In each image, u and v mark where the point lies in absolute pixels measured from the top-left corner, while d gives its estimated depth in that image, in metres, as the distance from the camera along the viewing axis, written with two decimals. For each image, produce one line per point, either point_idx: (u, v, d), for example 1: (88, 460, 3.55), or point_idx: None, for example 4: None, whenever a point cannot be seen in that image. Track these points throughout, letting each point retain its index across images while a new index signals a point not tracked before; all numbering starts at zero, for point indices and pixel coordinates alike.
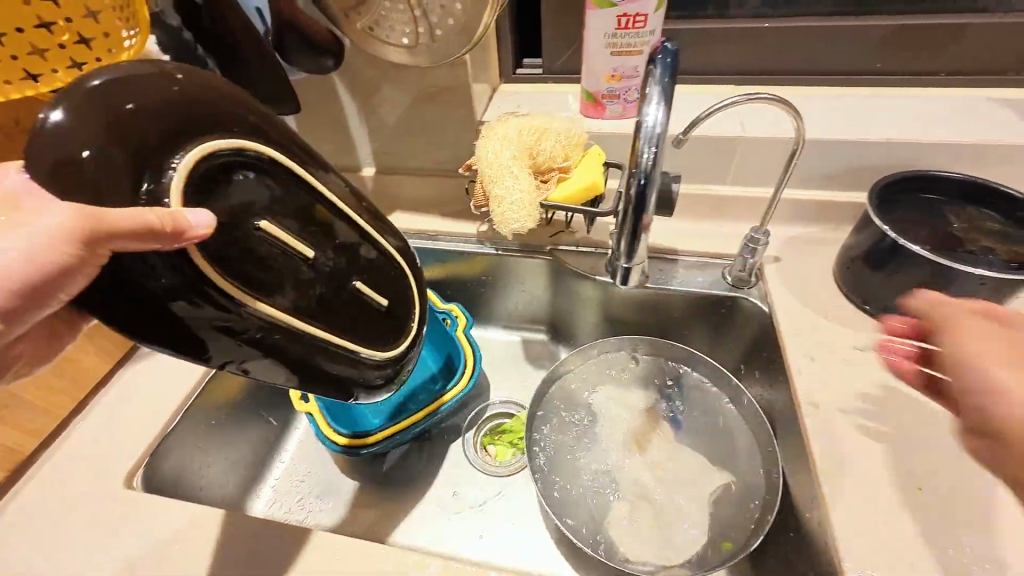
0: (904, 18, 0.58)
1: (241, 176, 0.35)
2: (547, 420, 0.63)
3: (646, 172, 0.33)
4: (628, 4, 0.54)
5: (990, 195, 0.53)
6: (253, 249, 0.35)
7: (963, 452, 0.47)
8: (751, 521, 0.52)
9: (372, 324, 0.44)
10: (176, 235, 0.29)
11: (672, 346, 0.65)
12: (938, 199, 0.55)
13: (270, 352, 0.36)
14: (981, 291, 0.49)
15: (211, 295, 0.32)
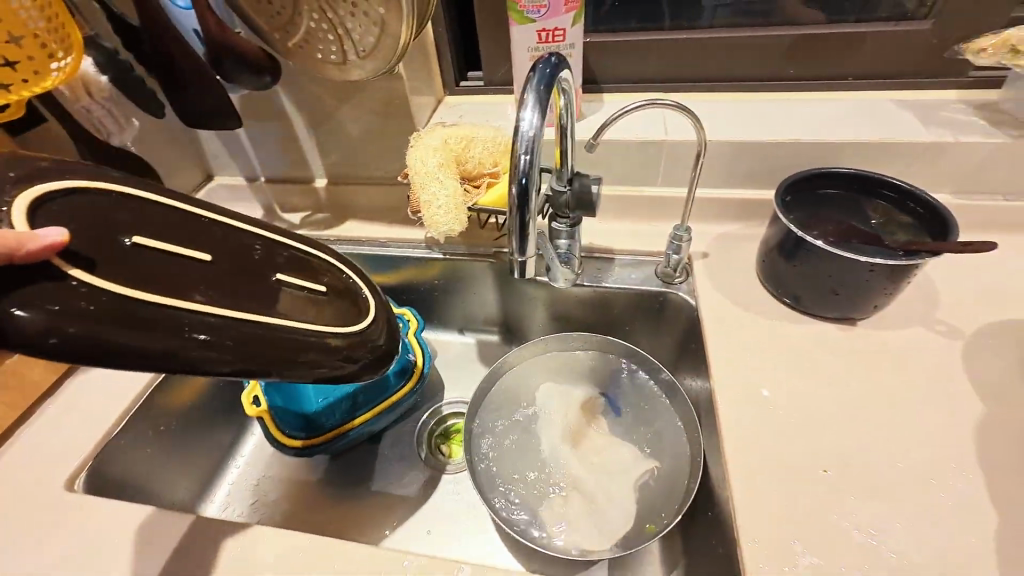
0: (805, 29, 0.64)
1: (108, 211, 0.35)
2: (489, 417, 0.66)
3: (525, 173, 0.36)
4: (546, 20, 0.57)
5: (881, 186, 0.57)
6: (148, 261, 0.35)
7: (861, 430, 0.50)
8: (673, 504, 0.54)
9: (316, 306, 0.42)
10: (25, 245, 0.28)
11: (609, 341, 0.68)
12: (838, 192, 0.59)
13: (204, 342, 0.33)
14: (875, 277, 0.52)
15: (113, 301, 0.31)
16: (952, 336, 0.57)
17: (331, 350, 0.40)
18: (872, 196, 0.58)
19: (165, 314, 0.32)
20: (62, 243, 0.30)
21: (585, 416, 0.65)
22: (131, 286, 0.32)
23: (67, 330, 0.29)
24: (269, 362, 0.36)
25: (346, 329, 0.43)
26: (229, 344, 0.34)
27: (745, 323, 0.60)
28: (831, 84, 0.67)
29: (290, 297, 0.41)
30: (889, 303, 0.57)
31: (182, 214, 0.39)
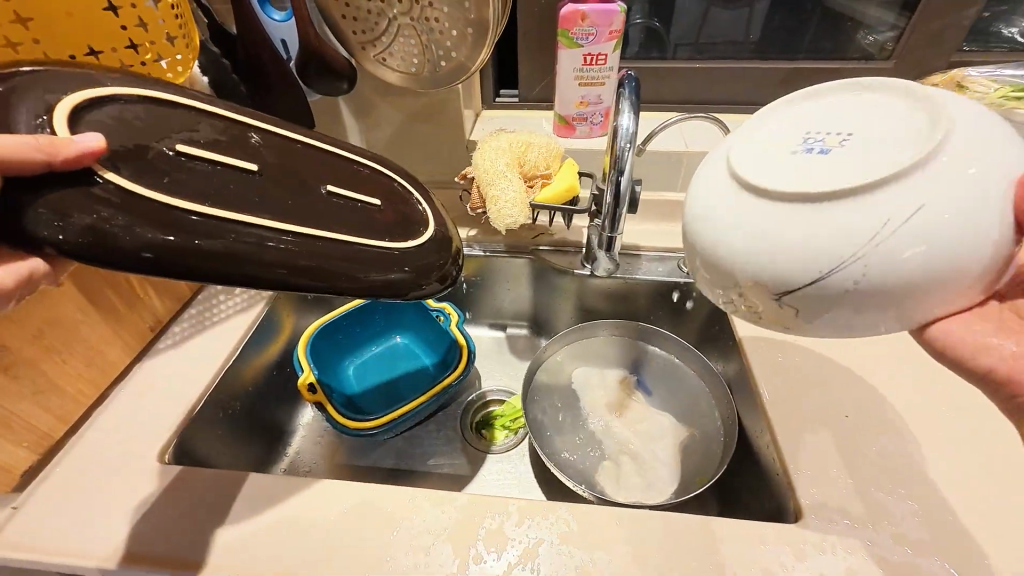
0: (796, 64, 0.77)
1: (165, 121, 0.35)
2: (537, 399, 0.72)
3: (624, 164, 0.47)
4: (591, 46, 0.67)
5: None
6: (207, 174, 0.34)
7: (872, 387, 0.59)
8: (714, 460, 0.62)
9: (373, 217, 0.41)
10: (62, 152, 0.27)
11: (639, 326, 0.75)
12: None
13: (282, 258, 0.34)
14: None
15: (189, 219, 0.31)
16: None
17: (393, 262, 0.40)
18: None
19: (222, 225, 0.32)
20: (99, 148, 0.29)
21: (623, 394, 0.72)
22: (183, 198, 0.32)
23: (150, 241, 0.29)
24: (344, 274, 0.37)
25: (413, 240, 0.42)
26: (292, 257, 0.35)
27: None
28: None
29: (352, 210, 0.41)
30: None
31: (234, 126, 0.39)
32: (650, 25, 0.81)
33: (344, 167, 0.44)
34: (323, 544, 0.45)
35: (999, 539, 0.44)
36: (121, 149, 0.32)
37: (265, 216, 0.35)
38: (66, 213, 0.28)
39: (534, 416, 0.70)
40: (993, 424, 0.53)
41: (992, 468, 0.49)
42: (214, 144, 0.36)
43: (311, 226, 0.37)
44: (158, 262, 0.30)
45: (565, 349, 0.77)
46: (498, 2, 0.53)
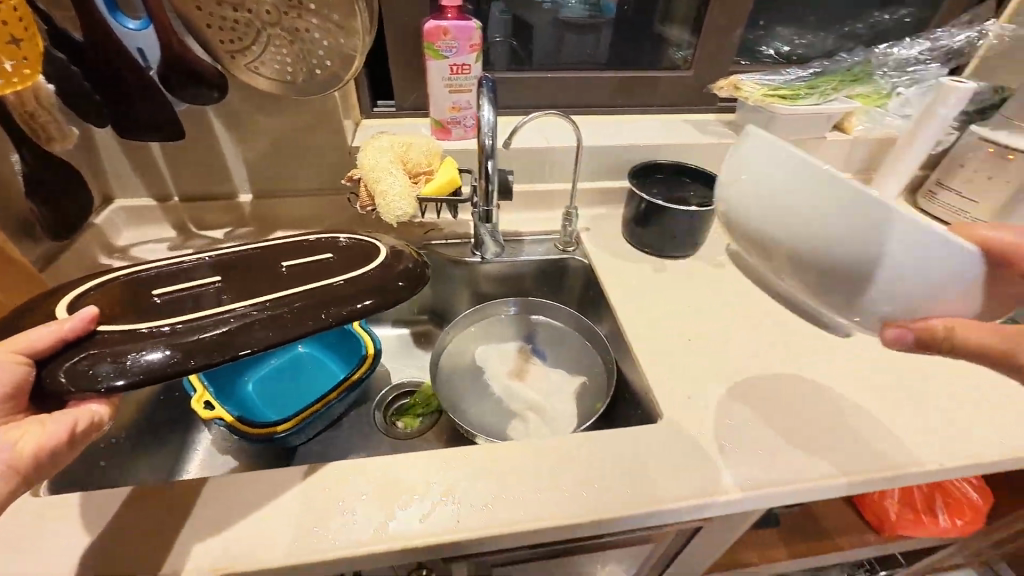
0: (625, 73, 0.94)
1: (145, 283, 0.48)
2: (444, 378, 0.77)
3: (491, 151, 0.55)
4: (456, 58, 0.76)
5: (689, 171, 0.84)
6: (191, 298, 0.47)
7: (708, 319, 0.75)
8: (601, 397, 0.73)
9: (325, 267, 0.52)
10: (72, 324, 0.40)
11: (529, 301, 0.85)
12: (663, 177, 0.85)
13: (275, 318, 0.45)
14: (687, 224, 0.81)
15: (202, 329, 0.43)
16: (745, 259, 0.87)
17: (357, 288, 0.50)
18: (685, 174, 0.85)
19: (216, 319, 0.44)
20: (93, 316, 0.41)
21: (523, 359, 0.80)
22: (189, 318, 0.44)
23: (184, 353, 0.41)
24: (326, 304, 0.48)
25: (369, 264, 0.53)
26: (276, 316, 0.46)
27: (625, 268, 0.83)
28: (645, 109, 0.98)
29: (307, 266, 0.52)
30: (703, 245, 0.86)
31: (188, 263, 0.51)
32: (505, 40, 0.92)
33: (288, 245, 0.55)
34: (244, 532, 0.45)
35: (791, 406, 0.61)
36: (122, 311, 0.44)
37: (250, 301, 0.47)
38: (113, 360, 0.40)
39: (442, 393, 0.75)
40: (785, 330, 0.71)
41: (784, 360, 0.67)
42: (184, 279, 0.49)
43: (282, 291, 0.48)
44: (199, 365, 0.42)
45: (468, 325, 0.84)
46: (367, 15, 0.59)
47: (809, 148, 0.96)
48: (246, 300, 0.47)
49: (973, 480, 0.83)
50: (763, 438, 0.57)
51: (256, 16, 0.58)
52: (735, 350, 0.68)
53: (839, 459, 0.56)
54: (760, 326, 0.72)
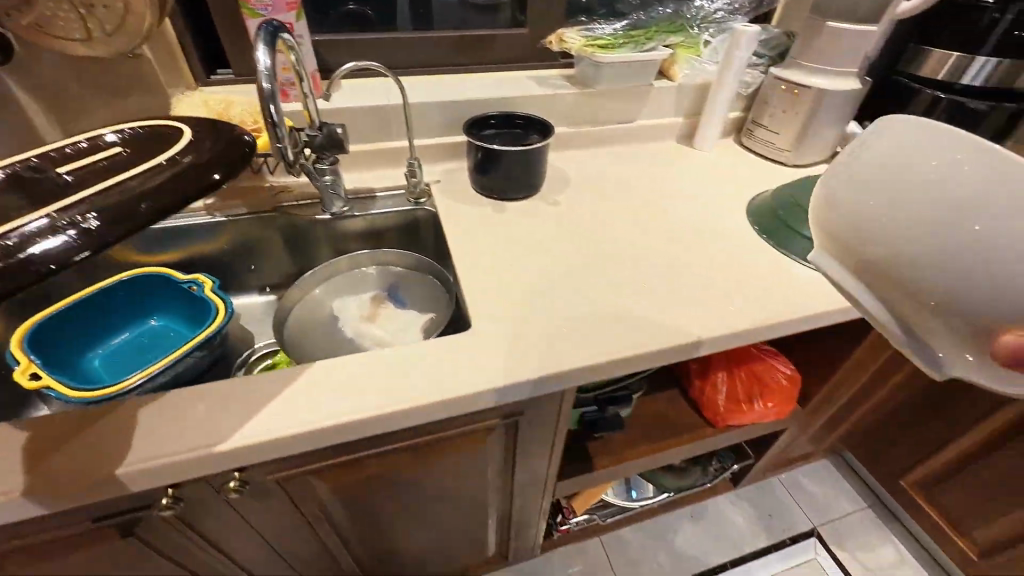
0: (460, 34, 1.01)
1: None
2: (295, 326, 0.79)
3: (268, 90, 0.57)
4: (275, 15, 0.78)
5: (517, 119, 0.91)
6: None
7: (538, 248, 0.83)
8: (439, 325, 0.78)
9: (132, 161, 0.50)
10: None
11: (385, 252, 0.87)
12: (493, 126, 0.91)
13: (111, 203, 0.43)
14: (513, 165, 0.88)
15: (30, 233, 0.39)
16: (579, 196, 0.96)
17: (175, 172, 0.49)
18: (515, 121, 0.91)
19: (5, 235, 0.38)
20: None
21: (376, 301, 0.85)
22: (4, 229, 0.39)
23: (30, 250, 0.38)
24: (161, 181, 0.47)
25: (182, 144, 0.53)
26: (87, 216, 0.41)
27: (469, 212, 0.89)
28: (487, 67, 1.06)
29: (116, 165, 0.49)
30: (539, 185, 0.94)
31: None
32: None
33: (81, 157, 0.50)
34: (52, 468, 0.48)
35: (590, 311, 0.70)
36: None
37: (67, 201, 0.43)
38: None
39: (290, 339, 0.77)
40: (597, 252, 0.81)
41: (592, 276, 0.76)
42: None
43: (98, 186, 0.45)
44: (62, 258, 0.39)
45: (317, 289, 0.85)
46: None
47: (639, 95, 1.06)
48: (60, 202, 0.43)
49: (785, 369, 0.97)
50: (562, 335, 0.66)
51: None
52: (549, 270, 0.77)
53: (623, 343, 0.66)
54: (581, 249, 0.82)
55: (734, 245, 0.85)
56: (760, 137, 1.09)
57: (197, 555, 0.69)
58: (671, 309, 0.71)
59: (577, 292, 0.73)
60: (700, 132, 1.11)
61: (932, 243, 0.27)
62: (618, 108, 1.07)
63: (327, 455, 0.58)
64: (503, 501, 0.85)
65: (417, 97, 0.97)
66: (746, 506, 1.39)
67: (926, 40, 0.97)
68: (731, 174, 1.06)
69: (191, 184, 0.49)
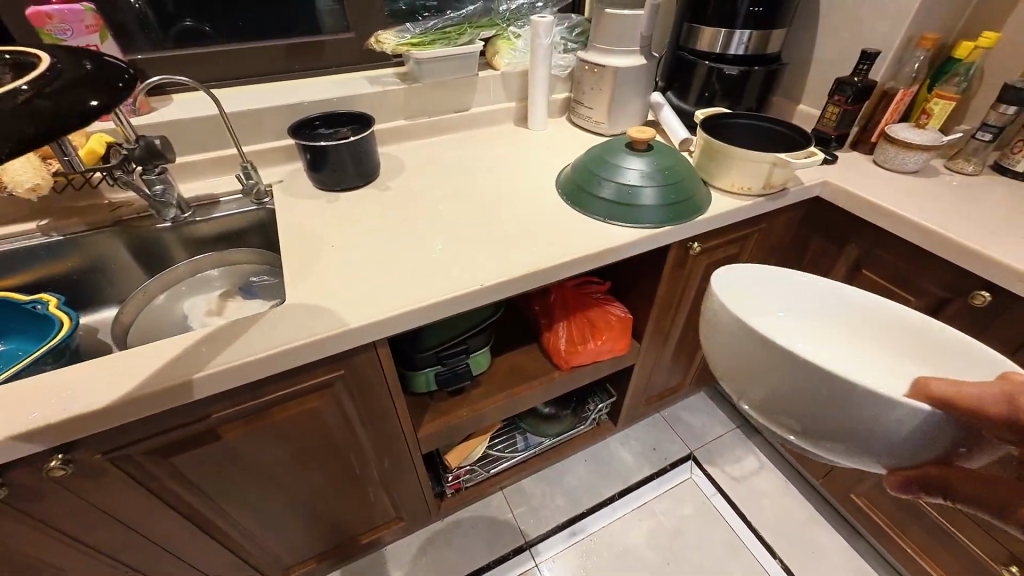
0: (289, 42, 1.09)
1: None
2: (138, 330, 0.84)
3: None
4: (76, 40, 0.83)
5: (340, 116, 1.01)
6: None
7: (368, 229, 0.92)
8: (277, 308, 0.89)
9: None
10: None
11: (230, 252, 0.96)
12: (318, 125, 1.00)
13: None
14: (338, 160, 0.96)
15: None
16: (414, 180, 1.07)
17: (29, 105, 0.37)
18: (340, 120, 1.02)
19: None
20: None
21: (223, 297, 0.93)
22: None
23: None
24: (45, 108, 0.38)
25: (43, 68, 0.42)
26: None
27: (307, 205, 0.98)
28: (323, 71, 1.15)
29: None
30: (372, 175, 1.03)
31: None
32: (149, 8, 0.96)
33: None
34: None
35: (404, 278, 0.80)
36: None
37: None
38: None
39: (133, 341, 0.82)
40: (420, 226, 0.93)
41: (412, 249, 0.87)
42: None
43: None
44: None
45: (159, 295, 0.90)
46: None
47: (468, 86, 1.18)
48: None
49: (619, 311, 1.11)
50: (371, 297, 0.75)
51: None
52: (372, 246, 0.87)
53: (426, 297, 0.76)
54: (407, 226, 0.92)
55: (543, 209, 0.99)
56: (581, 113, 1.24)
57: (57, 550, 0.73)
58: (475, 266, 0.84)
59: (395, 262, 0.84)
60: (530, 114, 1.24)
61: (781, 380, 0.55)
62: (451, 98, 1.18)
63: (155, 428, 0.65)
64: (371, 460, 0.94)
65: (251, 103, 1.04)
66: (633, 443, 1.56)
67: (694, 19, 1.15)
68: (557, 148, 1.20)
69: (75, 119, 0.39)
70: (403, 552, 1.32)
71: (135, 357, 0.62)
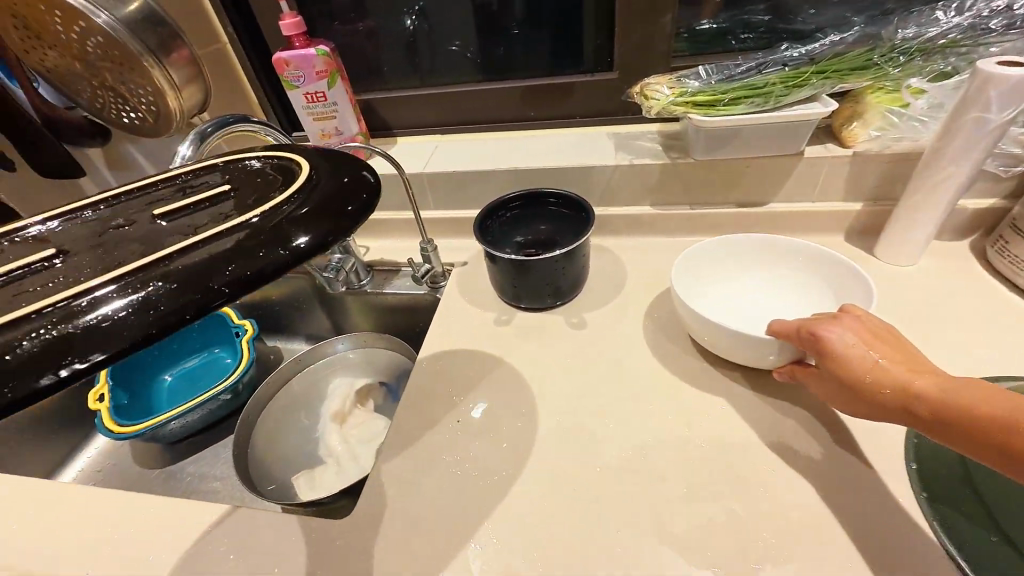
0: (531, 82, 0.83)
1: (111, 276, 0.33)
2: (268, 422, 0.74)
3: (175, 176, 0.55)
4: (307, 86, 0.76)
5: (545, 199, 0.71)
6: (185, 261, 0.34)
7: (523, 393, 0.61)
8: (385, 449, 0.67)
9: (226, 212, 0.40)
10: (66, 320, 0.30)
11: (371, 335, 0.80)
12: (516, 213, 0.72)
13: (279, 231, 0.37)
14: (522, 271, 0.67)
15: (231, 265, 0.35)
16: (628, 312, 0.69)
17: (266, 226, 0.37)
18: (545, 206, 0.72)
19: (61, 312, 0.31)
20: (80, 316, 0.31)
21: (354, 396, 0.78)
22: (194, 257, 0.35)
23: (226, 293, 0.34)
24: (330, 198, 0.40)
25: (312, 152, 0.47)
26: (162, 279, 0.33)
27: (472, 313, 0.73)
28: (564, 120, 0.86)
29: (274, 174, 0.45)
30: (570, 292, 0.71)
31: (146, 233, 0.39)
32: (394, 39, 0.85)
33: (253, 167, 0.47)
34: None
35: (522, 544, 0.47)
36: (127, 285, 0.33)
37: (241, 231, 0.37)
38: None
39: (256, 439, 0.71)
40: (598, 420, 0.57)
41: (563, 474, 0.52)
42: (154, 245, 0.37)
43: (260, 216, 0.38)
44: (223, 284, 0.34)
45: (291, 383, 0.79)
46: (168, 74, 0.66)
47: (775, 170, 0.70)
48: (237, 231, 0.37)
49: None
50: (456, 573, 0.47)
51: (87, 52, 0.64)
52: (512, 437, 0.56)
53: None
54: (576, 415, 0.57)
55: (846, 489, 0.48)
56: (1023, 256, 0.60)
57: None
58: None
59: (521, 499, 0.50)
60: (888, 233, 0.67)
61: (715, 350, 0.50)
62: (735, 182, 0.72)
63: None
64: None
65: (464, 159, 0.83)
66: None
67: None
68: (923, 318, 0.60)
69: (346, 194, 0.41)
70: None
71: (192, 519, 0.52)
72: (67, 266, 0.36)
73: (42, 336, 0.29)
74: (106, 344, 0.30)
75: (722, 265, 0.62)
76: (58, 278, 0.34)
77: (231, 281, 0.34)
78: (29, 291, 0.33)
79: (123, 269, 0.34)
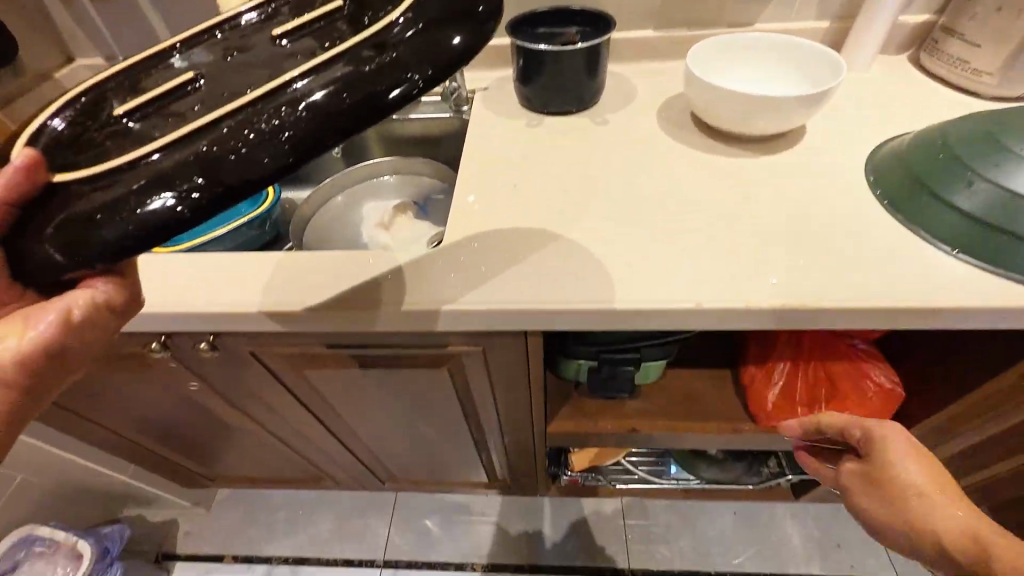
0: None
1: (244, 105, 0.38)
2: (315, 228, 0.81)
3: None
4: None
5: (567, 12, 0.78)
6: (305, 94, 0.38)
7: (563, 172, 0.71)
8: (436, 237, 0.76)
9: (335, 38, 0.41)
10: (218, 144, 0.37)
11: (407, 159, 0.87)
12: (542, 23, 0.79)
13: (391, 66, 0.39)
14: (552, 72, 0.74)
15: (345, 101, 0.38)
16: (642, 113, 0.79)
17: (375, 56, 0.39)
18: (567, 21, 0.79)
19: (215, 136, 0.37)
20: (228, 141, 0.37)
21: (396, 210, 0.85)
22: (311, 89, 0.38)
23: (347, 127, 0.38)
24: (434, 25, 0.40)
25: None
26: (290, 107, 0.38)
27: (501, 123, 0.80)
28: None
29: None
30: (591, 98, 0.79)
31: (265, 58, 0.42)
32: None
33: None
34: None
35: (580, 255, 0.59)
36: (259, 117, 0.38)
37: (349, 65, 0.39)
38: (104, 210, 0.36)
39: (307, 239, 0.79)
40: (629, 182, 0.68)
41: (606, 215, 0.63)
42: (278, 70, 0.40)
43: (366, 46, 0.39)
44: (340, 117, 0.38)
45: (330, 204, 0.85)
46: None
47: None
48: (346, 64, 0.39)
49: (883, 379, 0.75)
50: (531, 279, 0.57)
51: None
52: (560, 198, 0.66)
53: (600, 293, 0.55)
54: (610, 180, 0.68)
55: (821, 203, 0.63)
56: (948, 52, 0.75)
57: (216, 398, 0.81)
58: (687, 263, 0.57)
59: (576, 230, 0.62)
60: (848, 44, 0.81)
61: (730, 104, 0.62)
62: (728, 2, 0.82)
63: (291, 341, 0.63)
64: (493, 428, 0.85)
65: None
66: (811, 526, 1.16)
67: None
68: (871, 105, 0.76)
69: (453, 22, 0.40)
70: (498, 506, 1.25)
71: (289, 267, 0.59)
72: (203, 91, 0.41)
73: (205, 156, 0.37)
74: (250, 167, 0.37)
75: (722, 59, 0.73)
76: (199, 103, 0.40)
77: (346, 110, 0.38)
78: (181, 113, 0.40)
79: (250, 96, 0.38)
